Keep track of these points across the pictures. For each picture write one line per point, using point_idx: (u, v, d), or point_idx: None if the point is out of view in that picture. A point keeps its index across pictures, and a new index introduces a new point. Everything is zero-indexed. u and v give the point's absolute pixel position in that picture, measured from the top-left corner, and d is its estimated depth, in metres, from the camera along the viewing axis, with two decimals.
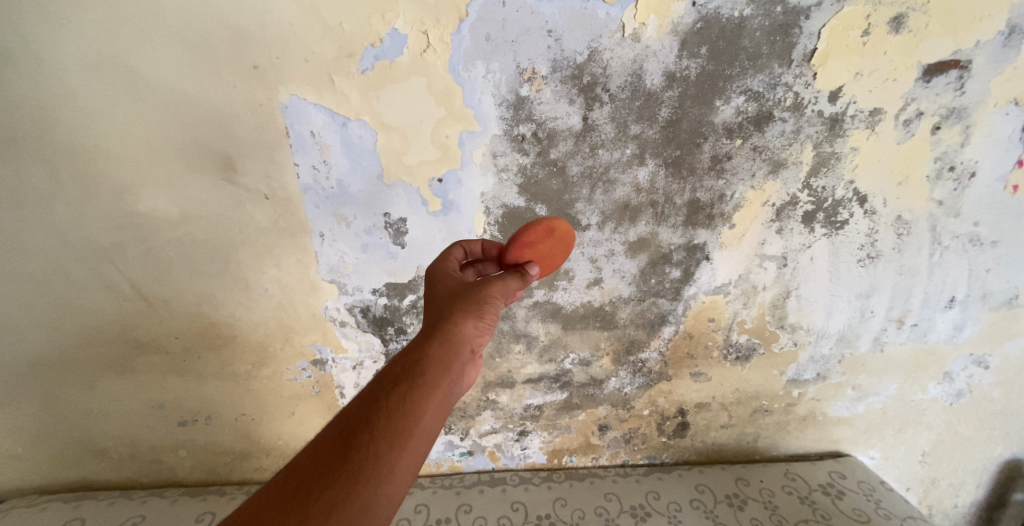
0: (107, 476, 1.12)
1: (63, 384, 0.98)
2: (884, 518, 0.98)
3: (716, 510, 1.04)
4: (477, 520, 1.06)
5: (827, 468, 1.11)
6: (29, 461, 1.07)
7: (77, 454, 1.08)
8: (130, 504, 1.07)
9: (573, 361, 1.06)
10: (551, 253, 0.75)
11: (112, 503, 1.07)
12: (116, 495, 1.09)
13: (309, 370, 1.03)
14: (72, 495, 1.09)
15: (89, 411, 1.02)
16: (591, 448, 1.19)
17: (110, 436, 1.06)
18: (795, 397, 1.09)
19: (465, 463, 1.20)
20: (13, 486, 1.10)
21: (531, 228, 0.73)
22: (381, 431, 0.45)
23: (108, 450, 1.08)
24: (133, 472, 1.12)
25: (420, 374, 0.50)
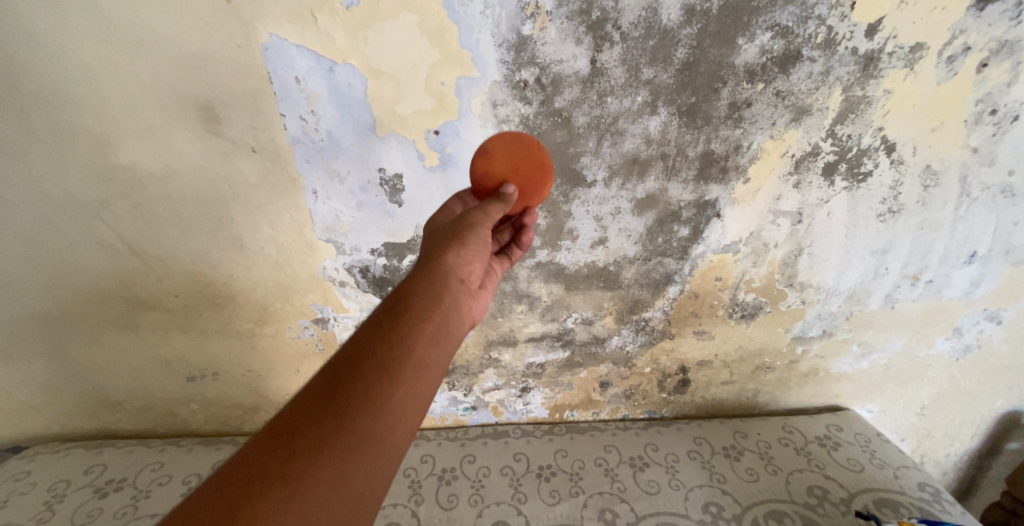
0: (123, 427, 1.14)
1: (68, 339, 0.98)
2: (877, 468, 0.99)
3: (712, 460, 1.06)
4: (481, 469, 1.15)
5: (825, 421, 1.12)
6: (46, 413, 1.09)
7: (91, 406, 1.10)
8: (149, 451, 1.08)
9: (576, 321, 1.07)
10: (531, 176, 0.75)
11: (132, 451, 1.08)
12: (135, 443, 1.11)
13: (312, 329, 1.02)
14: (92, 442, 1.11)
15: (98, 367, 1.03)
16: (591, 403, 1.24)
17: (121, 390, 1.08)
18: (797, 354, 1.08)
19: (469, 416, 1.29)
20: (32, 437, 1.13)
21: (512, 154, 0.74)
22: (367, 369, 0.46)
23: (122, 403, 1.10)
24: (148, 424, 1.15)
25: (404, 310, 0.52)
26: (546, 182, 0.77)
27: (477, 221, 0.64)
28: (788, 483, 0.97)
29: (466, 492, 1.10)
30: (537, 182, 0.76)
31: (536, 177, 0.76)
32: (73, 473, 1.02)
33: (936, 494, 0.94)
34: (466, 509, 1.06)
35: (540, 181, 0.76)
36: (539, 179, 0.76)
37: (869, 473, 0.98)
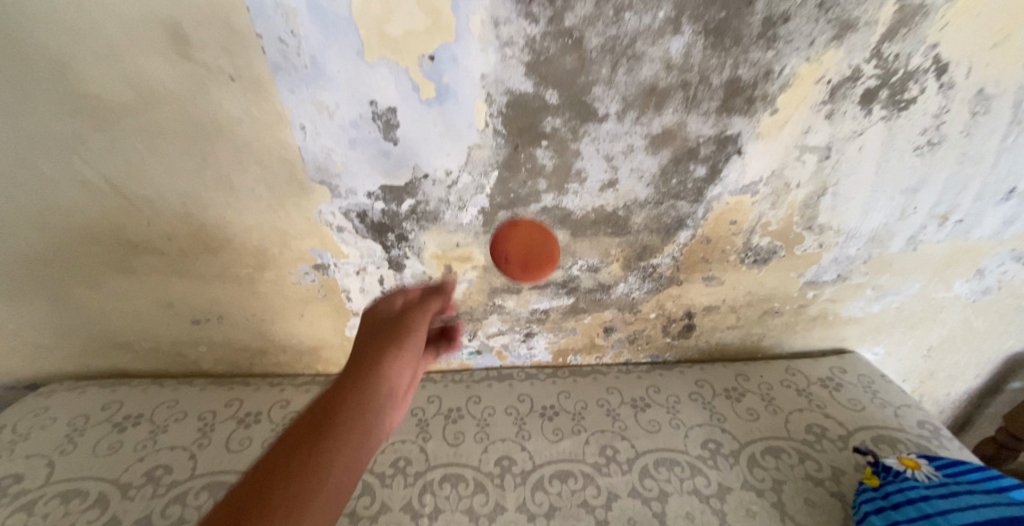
0: (136, 367, 1.18)
1: (69, 281, 0.98)
2: (879, 407, 1.01)
3: (713, 401, 1.08)
4: (486, 409, 1.20)
5: (829, 363, 1.13)
6: (58, 353, 1.11)
7: (102, 347, 1.11)
8: (162, 390, 1.14)
9: (581, 268, 1.04)
10: (538, 249, 0.92)
11: (146, 390, 1.14)
12: (148, 382, 1.16)
13: (312, 275, 1.01)
14: (107, 381, 1.15)
15: (102, 309, 1.03)
16: (595, 348, 1.25)
17: (129, 332, 1.09)
18: (808, 299, 1.06)
19: (473, 360, 1.32)
20: (48, 375, 1.16)
21: (530, 233, 0.93)
22: (290, 463, 0.48)
23: (132, 344, 1.12)
24: (160, 365, 1.18)
25: (330, 408, 0.56)
26: (547, 270, 0.91)
27: (415, 324, 0.71)
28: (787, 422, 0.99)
29: (472, 430, 1.14)
30: (541, 267, 0.91)
31: (542, 258, 0.91)
32: (91, 408, 1.07)
33: (935, 431, 0.96)
34: (472, 445, 1.11)
35: (541, 266, 0.90)
36: (543, 264, 0.90)
37: (868, 412, 1.00)
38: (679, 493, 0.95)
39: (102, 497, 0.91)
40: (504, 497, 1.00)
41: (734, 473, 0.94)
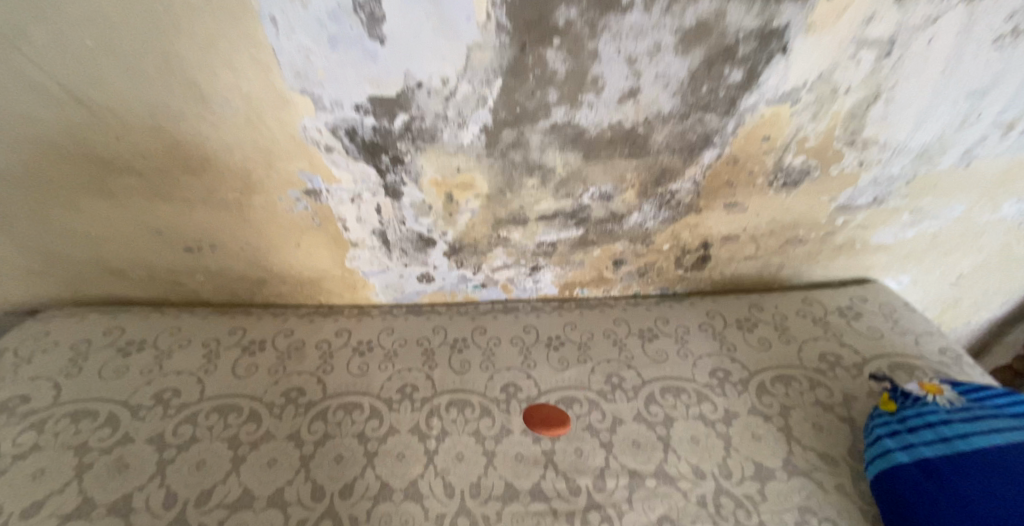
0: (134, 295, 1.15)
1: (46, 203, 0.92)
2: (898, 335, 0.99)
3: (724, 332, 1.07)
4: (492, 339, 1.19)
5: (849, 293, 1.10)
6: (51, 278, 1.09)
7: (95, 273, 1.08)
8: (163, 318, 1.12)
9: (593, 196, 0.97)
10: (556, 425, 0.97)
11: (147, 317, 1.12)
12: (149, 310, 1.14)
13: (304, 201, 0.97)
14: (106, 308, 1.13)
15: (88, 234, 0.99)
16: (603, 281, 1.20)
17: (120, 259, 1.05)
18: (837, 226, 1.00)
19: (478, 293, 1.28)
20: (45, 301, 1.14)
21: (552, 414, 1.01)
22: None
23: (125, 271, 1.08)
24: (159, 293, 1.15)
25: None
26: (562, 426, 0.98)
27: None
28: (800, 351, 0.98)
29: (477, 359, 1.14)
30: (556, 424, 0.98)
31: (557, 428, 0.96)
32: (93, 334, 1.06)
33: (956, 357, 0.94)
34: (478, 373, 1.11)
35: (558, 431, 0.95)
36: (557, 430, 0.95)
37: (886, 340, 0.98)
38: (685, 419, 0.96)
39: (113, 417, 0.93)
40: (511, 420, 1.01)
41: (742, 399, 0.95)
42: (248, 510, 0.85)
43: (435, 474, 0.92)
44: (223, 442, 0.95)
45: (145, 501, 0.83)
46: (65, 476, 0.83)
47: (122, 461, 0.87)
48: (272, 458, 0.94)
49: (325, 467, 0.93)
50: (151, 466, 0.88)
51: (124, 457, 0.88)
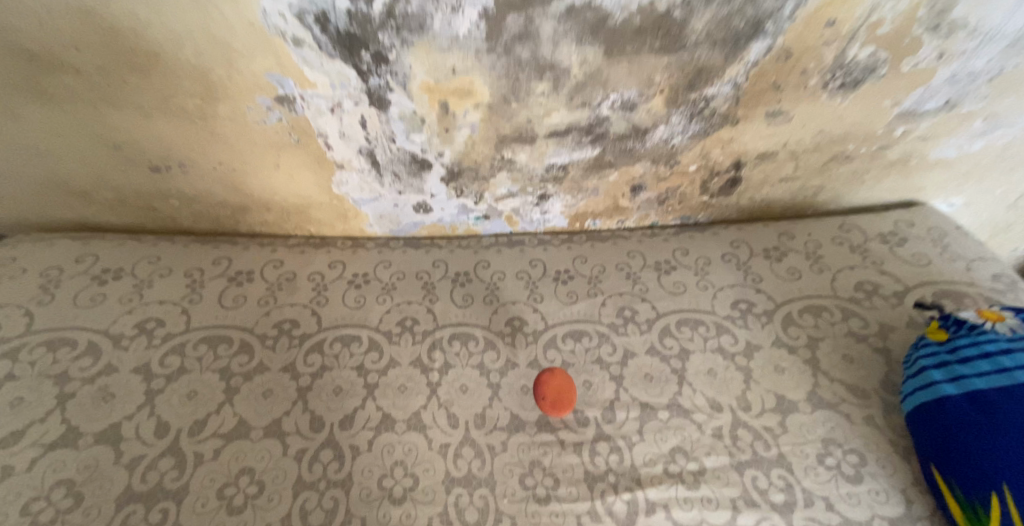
0: (107, 222, 1.07)
1: None
2: (948, 262, 0.91)
3: (750, 262, 0.99)
4: (495, 274, 1.10)
5: (894, 218, 1.01)
6: (12, 200, 1.00)
7: (58, 195, 0.99)
8: (140, 246, 1.04)
9: (613, 106, 0.84)
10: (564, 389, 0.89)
11: (122, 245, 1.03)
12: (125, 238, 1.05)
13: (277, 112, 0.85)
14: (77, 234, 1.04)
15: (37, 147, 0.89)
16: (618, 211, 1.10)
17: (80, 178, 0.95)
18: (895, 138, 0.90)
19: (481, 227, 1.18)
20: (12, 226, 1.06)
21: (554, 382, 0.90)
22: None
23: (90, 193, 0.99)
24: (134, 220, 1.06)
25: None
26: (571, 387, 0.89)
27: None
28: (834, 281, 0.92)
29: (480, 293, 1.07)
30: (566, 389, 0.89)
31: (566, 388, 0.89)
32: (65, 261, 0.98)
33: (1012, 283, 0.86)
34: (481, 307, 1.04)
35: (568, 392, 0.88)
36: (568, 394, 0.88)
37: (934, 267, 0.91)
38: (702, 352, 0.90)
39: (92, 346, 0.88)
40: (516, 354, 0.95)
41: (765, 331, 0.89)
42: (245, 440, 0.82)
43: (438, 406, 0.88)
44: (214, 373, 0.90)
45: (135, 430, 0.80)
46: (48, 405, 0.80)
47: (107, 391, 0.83)
48: (267, 389, 0.89)
49: (323, 399, 0.89)
50: (138, 396, 0.84)
51: (109, 387, 0.84)
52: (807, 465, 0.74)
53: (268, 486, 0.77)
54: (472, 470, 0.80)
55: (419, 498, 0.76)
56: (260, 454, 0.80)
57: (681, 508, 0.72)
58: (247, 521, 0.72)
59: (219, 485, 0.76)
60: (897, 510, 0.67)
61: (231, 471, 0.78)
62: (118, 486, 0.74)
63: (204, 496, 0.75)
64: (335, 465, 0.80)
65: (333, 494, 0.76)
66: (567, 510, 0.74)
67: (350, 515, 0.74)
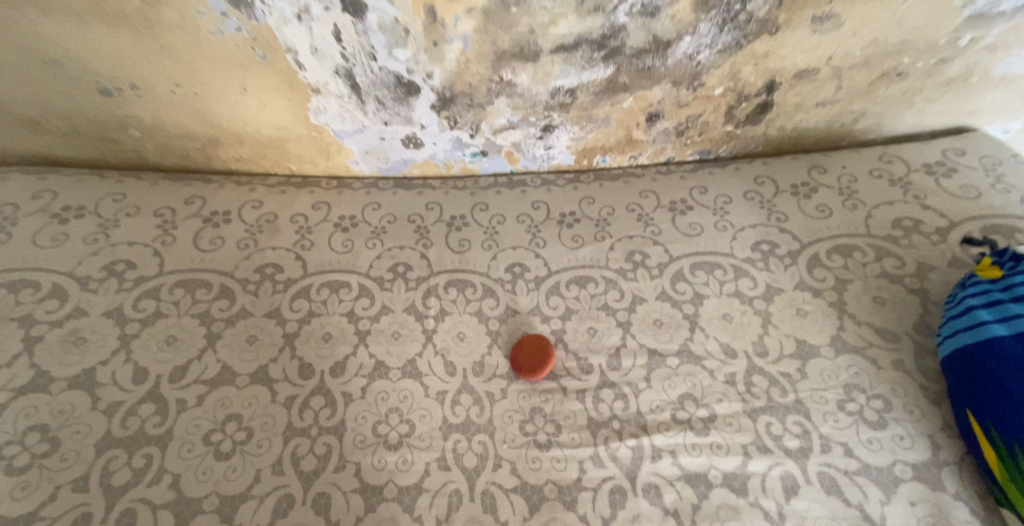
0: (66, 157, 0.98)
1: None
2: (1000, 193, 0.84)
3: (774, 200, 0.92)
4: (494, 217, 1.01)
5: (941, 147, 0.94)
6: None
7: (7, 123, 0.90)
8: (103, 182, 0.95)
9: (631, 11, 0.73)
10: (535, 351, 0.80)
11: (83, 180, 0.95)
12: (86, 173, 0.96)
13: (234, 19, 0.74)
14: (33, 169, 0.95)
15: None
16: (631, 145, 1.00)
17: (25, 103, 0.86)
18: (959, 49, 0.82)
19: (479, 165, 1.07)
20: None
21: (522, 350, 0.81)
22: None
23: (40, 121, 0.90)
24: (94, 154, 0.97)
25: None
26: (541, 348, 0.81)
27: None
28: (868, 219, 0.86)
29: (478, 238, 0.98)
30: (540, 350, 0.80)
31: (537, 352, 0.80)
32: (20, 198, 0.90)
33: None
34: (480, 253, 0.96)
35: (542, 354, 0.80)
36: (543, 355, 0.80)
37: (985, 199, 0.84)
38: (717, 296, 0.84)
39: (58, 288, 0.81)
40: (517, 301, 0.89)
41: (788, 274, 0.83)
42: (230, 386, 0.77)
43: (435, 353, 0.83)
44: (193, 318, 0.84)
45: (111, 375, 0.76)
46: (14, 349, 0.75)
47: (78, 335, 0.78)
48: (251, 335, 0.84)
49: (312, 345, 0.84)
50: (113, 341, 0.79)
51: (79, 331, 0.78)
52: (826, 411, 0.70)
53: (256, 433, 0.73)
54: (470, 417, 0.75)
55: (416, 444, 0.73)
56: (247, 401, 0.76)
57: (688, 454, 0.68)
58: (236, 466, 0.69)
59: (205, 431, 0.72)
60: (922, 455, 0.64)
61: (216, 418, 0.74)
62: (97, 431, 0.70)
63: (188, 442, 0.71)
64: (327, 412, 0.76)
65: (326, 440, 0.73)
66: (568, 456, 0.70)
67: (344, 461, 0.70)
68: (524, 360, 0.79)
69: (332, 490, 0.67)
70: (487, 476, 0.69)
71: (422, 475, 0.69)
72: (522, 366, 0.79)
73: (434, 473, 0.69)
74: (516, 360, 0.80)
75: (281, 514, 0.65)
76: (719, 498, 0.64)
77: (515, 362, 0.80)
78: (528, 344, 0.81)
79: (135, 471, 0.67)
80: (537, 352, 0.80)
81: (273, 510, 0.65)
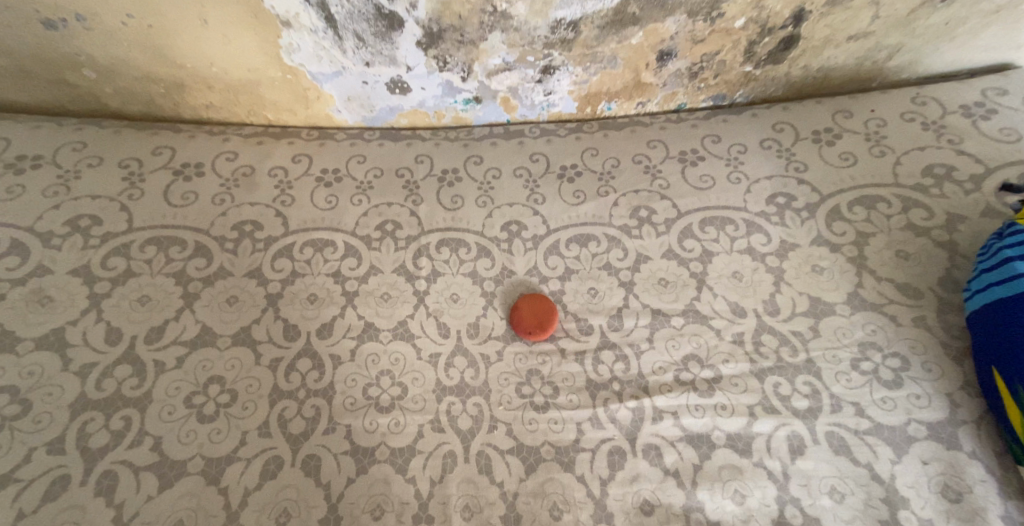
0: (19, 103, 0.90)
1: None
2: None
3: (793, 149, 0.87)
4: (490, 171, 0.94)
5: (981, 87, 0.88)
6: None
7: None
8: (61, 130, 0.88)
9: None
10: (536, 309, 0.76)
11: (39, 128, 0.88)
12: (41, 120, 0.89)
13: None
14: None
15: None
16: (639, 89, 0.94)
17: None
18: None
19: (472, 115, 0.99)
20: None
21: (523, 311, 0.76)
22: None
23: None
24: (50, 99, 0.89)
25: None
26: (542, 306, 0.77)
27: None
28: (896, 166, 0.81)
29: (472, 194, 0.92)
30: (541, 308, 0.76)
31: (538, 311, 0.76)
32: None
33: None
34: (474, 210, 0.90)
35: (543, 312, 0.76)
36: (544, 313, 0.76)
37: None
38: (728, 253, 0.79)
39: (18, 244, 0.76)
40: (513, 261, 0.84)
41: (804, 230, 0.78)
42: (212, 347, 0.73)
43: (427, 315, 0.79)
44: (168, 278, 0.78)
45: (82, 335, 0.71)
46: None
47: (43, 294, 0.73)
48: (231, 296, 0.79)
49: (296, 306, 0.79)
50: (82, 300, 0.74)
51: (44, 290, 0.73)
52: (838, 371, 0.66)
53: (240, 396, 0.69)
54: (465, 380, 0.72)
55: (408, 406, 0.69)
56: (229, 363, 0.72)
57: (691, 414, 0.65)
58: (221, 429, 0.66)
59: (186, 394, 0.68)
60: (939, 414, 0.61)
61: (197, 380, 0.70)
62: (70, 393, 0.66)
63: (169, 405, 0.67)
64: (314, 375, 0.72)
65: (314, 403, 0.69)
66: (566, 418, 0.67)
67: (333, 423, 0.67)
68: (526, 321, 0.75)
69: (321, 453, 0.65)
70: (482, 437, 0.66)
71: (415, 437, 0.66)
72: (525, 327, 0.75)
73: (427, 435, 0.67)
74: (518, 321, 0.75)
75: (269, 476, 0.62)
76: (722, 458, 0.62)
77: (519, 326, 0.75)
78: (527, 304, 0.77)
79: (114, 433, 0.64)
80: (538, 310, 0.76)
81: (261, 472, 0.63)
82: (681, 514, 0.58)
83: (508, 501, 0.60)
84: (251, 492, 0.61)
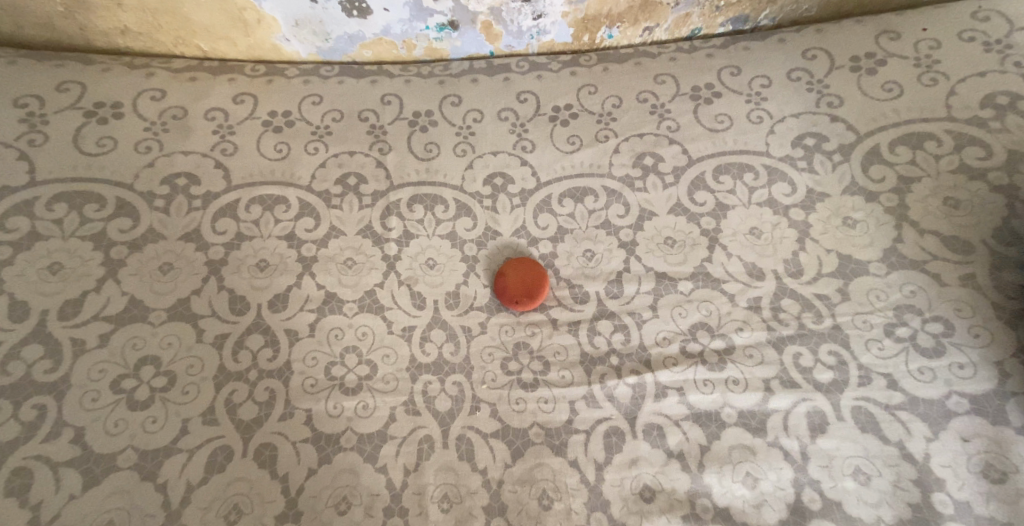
0: None
1: None
2: None
3: (827, 81, 0.74)
4: (470, 114, 0.80)
5: None
6: None
7: None
8: None
9: None
10: (525, 274, 0.65)
11: None
12: None
13: None
14: None
15: None
16: (647, 10, 0.80)
17: None
18: None
19: (448, 45, 0.84)
20: None
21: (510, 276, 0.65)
22: None
23: None
24: None
25: None
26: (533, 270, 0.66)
27: None
28: (949, 97, 0.69)
29: (450, 140, 0.78)
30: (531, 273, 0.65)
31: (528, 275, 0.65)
32: None
33: None
34: (452, 159, 0.77)
35: (534, 277, 0.65)
36: (534, 278, 0.65)
37: None
38: (744, 207, 0.68)
39: None
40: (496, 221, 0.72)
41: (836, 178, 0.67)
42: (143, 323, 0.62)
43: (399, 283, 0.67)
44: (84, 241, 0.65)
45: None
46: None
47: None
48: (165, 263, 0.66)
49: (244, 274, 0.67)
50: None
51: None
52: (868, 338, 0.57)
53: (179, 378, 0.58)
54: (443, 355, 0.62)
55: (378, 387, 0.60)
56: (165, 341, 0.61)
57: (699, 390, 0.57)
58: (157, 417, 0.55)
59: (114, 378, 0.57)
60: (987, 385, 0.53)
61: (126, 362, 0.59)
62: None
63: (92, 391, 0.56)
64: (267, 353, 0.61)
65: (268, 385, 0.59)
66: (558, 397, 0.58)
67: (290, 407, 0.58)
68: (515, 287, 0.64)
69: (277, 441, 0.55)
70: (462, 420, 0.57)
71: (387, 421, 0.57)
72: (512, 295, 0.64)
73: (400, 419, 0.57)
74: (505, 289, 0.64)
75: (216, 468, 0.53)
76: (733, 438, 0.53)
77: (506, 294, 0.64)
78: (515, 268, 0.66)
79: (24, 425, 0.53)
80: (526, 275, 0.65)
81: (206, 463, 0.53)
82: (686, 502, 0.50)
83: (492, 490, 0.52)
84: (195, 487, 0.52)
